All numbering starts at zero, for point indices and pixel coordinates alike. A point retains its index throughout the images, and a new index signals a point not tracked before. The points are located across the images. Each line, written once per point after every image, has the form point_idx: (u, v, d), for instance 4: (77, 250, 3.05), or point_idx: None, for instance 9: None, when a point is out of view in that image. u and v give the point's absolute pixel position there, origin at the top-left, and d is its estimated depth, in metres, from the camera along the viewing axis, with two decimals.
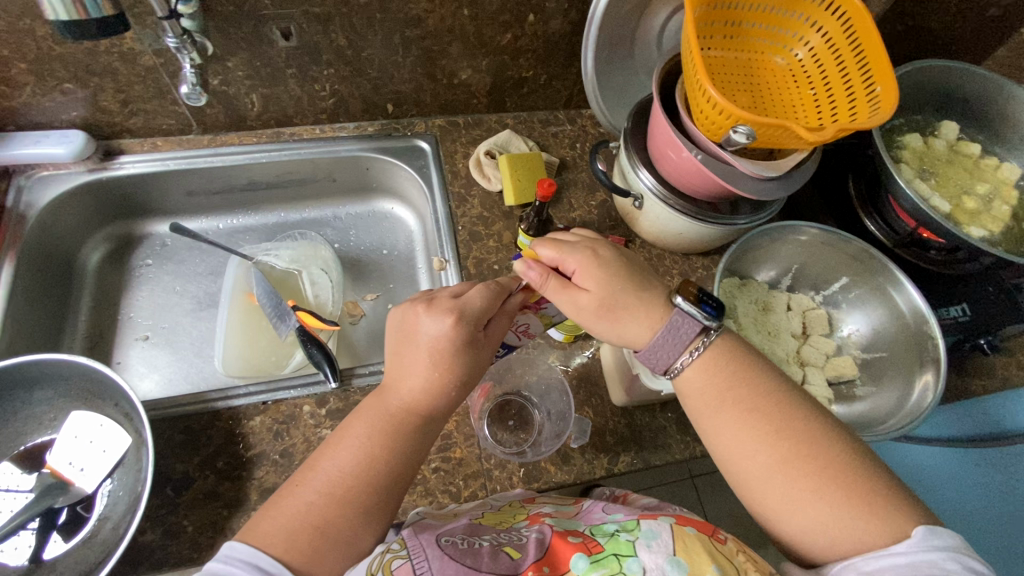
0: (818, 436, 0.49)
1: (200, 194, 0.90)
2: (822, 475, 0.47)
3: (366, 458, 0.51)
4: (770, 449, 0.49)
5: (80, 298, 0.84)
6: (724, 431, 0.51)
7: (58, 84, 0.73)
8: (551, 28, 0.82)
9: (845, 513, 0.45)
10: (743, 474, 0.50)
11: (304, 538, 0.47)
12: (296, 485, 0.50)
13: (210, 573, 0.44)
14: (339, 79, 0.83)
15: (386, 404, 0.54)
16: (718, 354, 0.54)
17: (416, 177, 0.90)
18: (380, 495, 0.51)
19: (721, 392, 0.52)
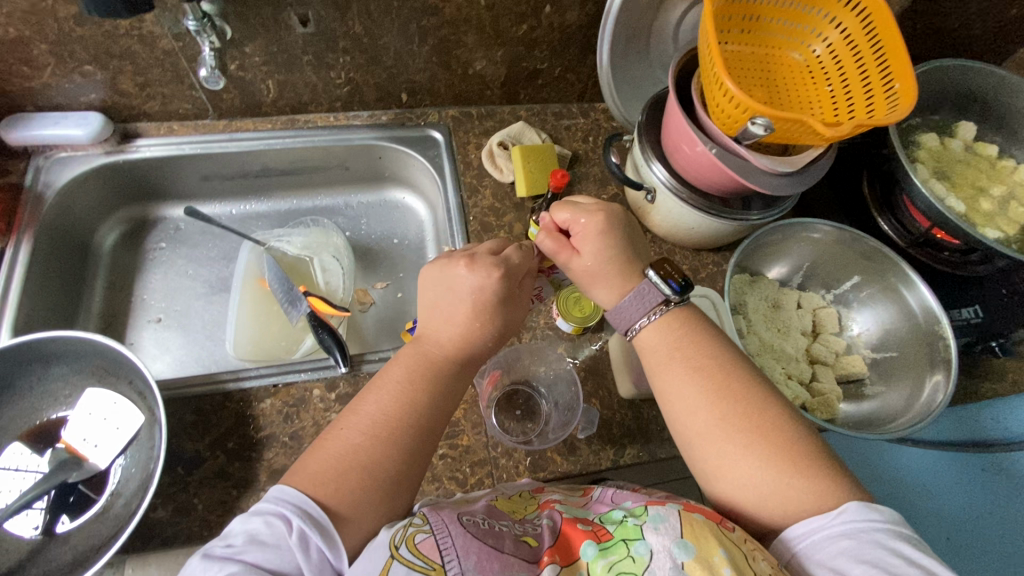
0: (759, 400, 0.51)
1: (215, 178, 0.90)
2: (759, 435, 0.49)
3: (406, 402, 0.53)
4: (712, 407, 0.51)
5: (95, 278, 0.86)
6: (672, 390, 0.53)
7: (78, 65, 0.74)
8: (568, 20, 0.82)
9: (773, 471, 0.47)
10: (688, 430, 0.52)
11: (350, 479, 0.48)
12: (335, 430, 0.51)
13: (261, 511, 0.45)
14: (355, 66, 0.83)
15: (424, 354, 0.56)
16: (678, 318, 0.56)
17: (429, 166, 0.90)
18: (421, 438, 0.52)
19: (672, 352, 0.55)
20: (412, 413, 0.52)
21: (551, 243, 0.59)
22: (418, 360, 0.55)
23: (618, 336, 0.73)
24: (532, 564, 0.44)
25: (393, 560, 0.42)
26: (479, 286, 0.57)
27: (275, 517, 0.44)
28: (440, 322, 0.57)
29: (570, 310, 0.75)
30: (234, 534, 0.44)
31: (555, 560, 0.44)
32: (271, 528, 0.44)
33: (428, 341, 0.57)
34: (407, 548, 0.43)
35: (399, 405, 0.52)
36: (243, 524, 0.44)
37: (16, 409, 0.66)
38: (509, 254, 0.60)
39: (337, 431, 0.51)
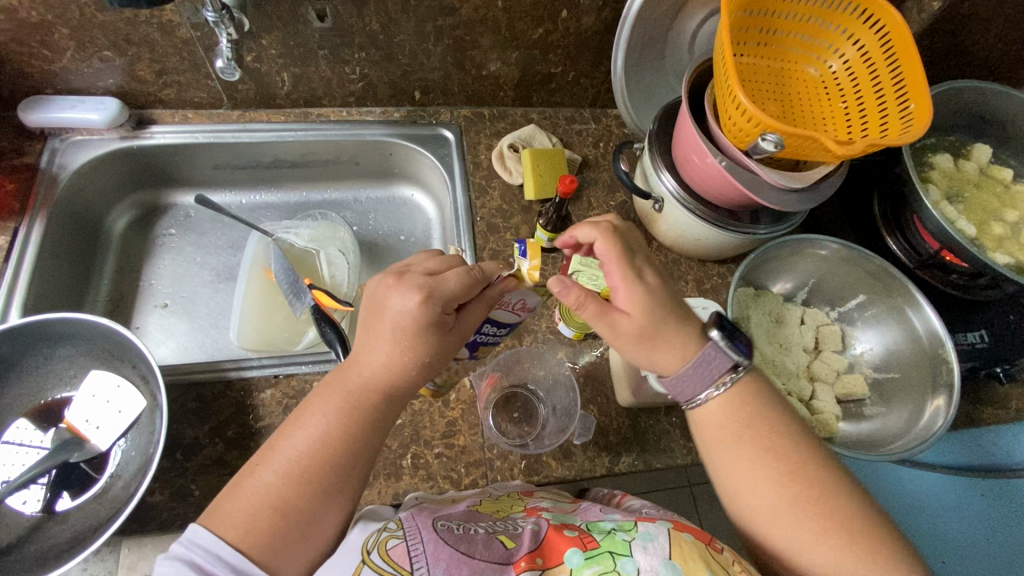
0: (828, 485, 0.50)
1: (226, 167, 0.91)
2: (831, 523, 0.48)
3: (329, 440, 0.50)
4: (777, 493, 0.50)
5: (104, 261, 0.86)
6: (737, 472, 0.52)
7: (98, 50, 0.75)
8: (584, 25, 0.82)
9: (842, 555, 0.47)
10: (754, 513, 0.51)
11: (267, 526, 0.46)
12: (254, 470, 0.49)
13: (174, 555, 0.44)
14: (370, 62, 0.83)
15: (348, 387, 0.52)
16: (741, 397, 0.53)
17: (438, 165, 0.90)
18: (341, 477, 0.49)
19: (738, 430, 0.52)
20: (338, 455, 0.50)
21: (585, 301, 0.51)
22: (344, 394, 0.51)
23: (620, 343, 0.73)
24: (505, 565, 0.45)
25: (364, 564, 0.45)
26: (418, 317, 0.50)
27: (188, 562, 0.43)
28: (367, 349, 0.51)
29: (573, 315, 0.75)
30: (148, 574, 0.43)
31: (536, 565, 0.45)
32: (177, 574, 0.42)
33: (356, 370, 0.52)
34: (378, 554, 0.45)
35: (319, 447, 0.50)
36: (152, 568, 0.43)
37: (22, 387, 0.66)
38: (451, 280, 0.51)
39: (253, 473, 0.49)
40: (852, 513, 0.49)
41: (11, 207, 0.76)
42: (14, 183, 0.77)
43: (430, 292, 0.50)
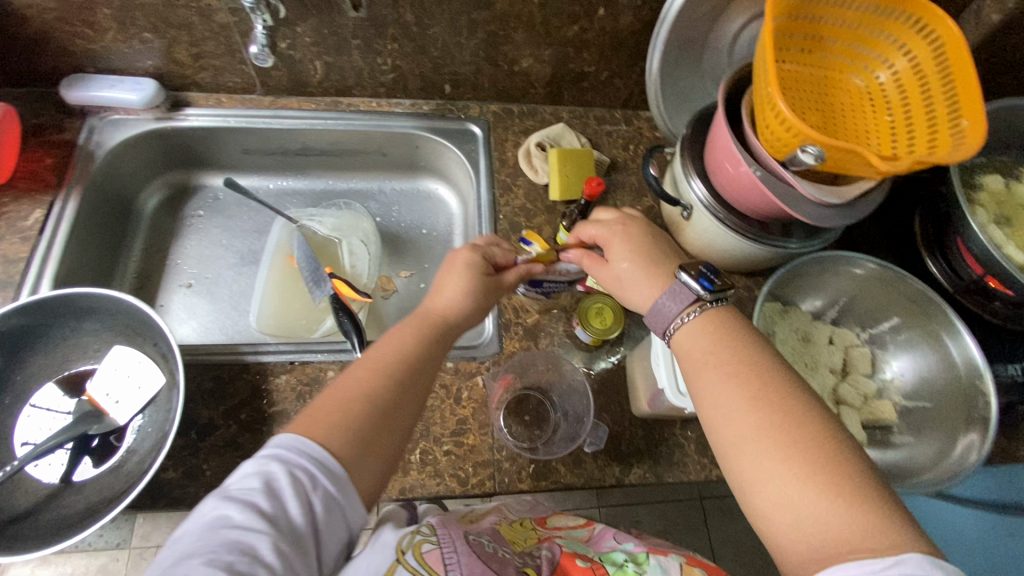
0: (808, 418, 0.45)
1: (256, 152, 0.92)
2: (803, 457, 0.43)
3: (406, 354, 0.56)
4: (751, 417, 0.46)
5: (134, 238, 0.88)
6: (714, 394, 0.49)
7: (138, 32, 0.76)
8: (621, 24, 0.80)
9: (810, 489, 0.41)
10: (725, 438, 0.47)
11: (356, 425, 0.49)
12: (339, 382, 0.52)
13: (282, 458, 0.45)
14: (402, 54, 0.83)
15: (420, 317, 0.60)
16: (720, 319, 0.53)
17: (464, 160, 0.90)
18: (413, 390, 0.54)
19: (714, 348, 0.51)
20: (414, 368, 0.55)
21: (582, 258, 0.63)
22: (416, 321, 0.59)
23: (639, 353, 0.71)
24: None
25: (399, 564, 0.43)
26: (472, 258, 0.62)
27: (298, 470, 0.44)
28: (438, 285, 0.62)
29: (591, 321, 0.73)
30: (253, 474, 0.44)
31: None
32: (292, 480, 0.44)
33: (429, 306, 0.61)
34: (413, 555, 0.44)
35: (398, 360, 0.55)
36: (263, 466, 0.44)
37: (48, 358, 0.68)
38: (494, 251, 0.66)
39: (338, 384, 0.52)
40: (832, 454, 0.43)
41: (49, 182, 0.78)
42: (53, 158, 0.80)
43: (479, 247, 0.64)
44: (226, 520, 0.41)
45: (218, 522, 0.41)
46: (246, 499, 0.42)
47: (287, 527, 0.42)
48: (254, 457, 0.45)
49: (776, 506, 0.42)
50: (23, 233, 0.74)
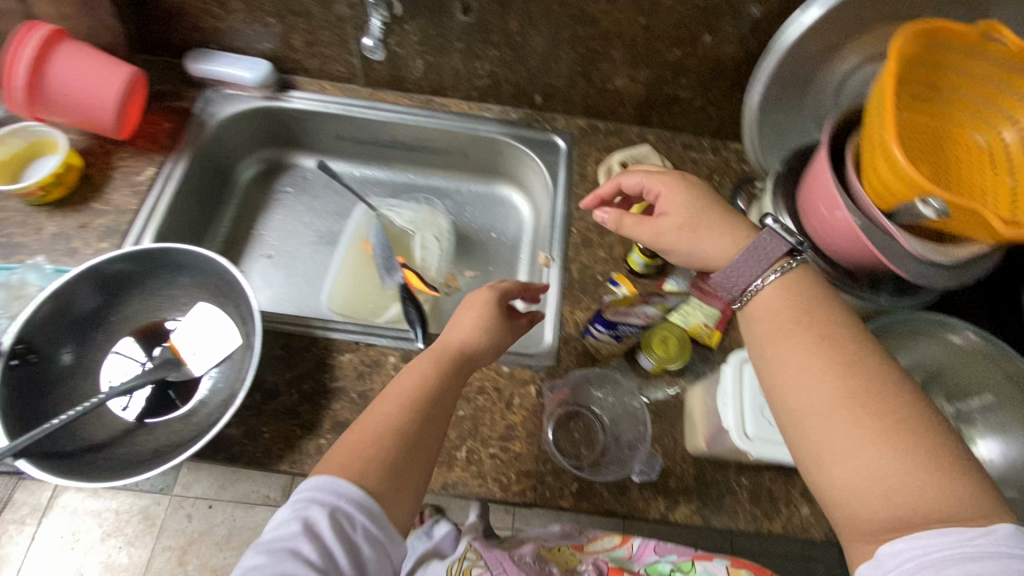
0: (883, 380, 0.49)
1: (347, 140, 0.97)
2: (883, 420, 0.46)
3: (428, 388, 0.58)
4: (831, 383, 0.49)
5: (228, 205, 0.94)
6: (792, 362, 0.52)
7: (263, 16, 0.82)
8: (723, 54, 0.79)
9: (887, 448, 0.45)
10: (800, 403, 0.50)
11: (388, 466, 0.52)
12: (366, 417, 0.56)
13: (318, 501, 0.47)
14: (500, 61, 0.85)
15: (434, 352, 0.62)
16: (798, 284, 0.56)
17: (544, 170, 0.91)
18: (435, 419, 0.57)
19: (794, 319, 0.54)
20: (435, 400, 0.58)
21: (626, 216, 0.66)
22: (431, 354, 0.61)
23: (701, 387, 0.69)
24: None
25: None
26: (494, 296, 0.65)
27: (332, 514, 0.47)
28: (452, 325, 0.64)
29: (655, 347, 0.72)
30: (296, 514, 0.47)
31: None
32: (334, 522, 0.47)
33: (443, 341, 0.63)
34: None
35: (419, 392, 0.57)
36: (303, 510, 0.47)
37: (141, 304, 0.73)
38: (509, 285, 0.68)
39: (361, 420, 0.56)
40: (908, 416, 0.46)
41: (164, 144, 0.84)
42: (170, 123, 0.86)
43: (497, 286, 0.67)
44: (269, 566, 0.44)
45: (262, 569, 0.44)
46: (289, 542, 0.45)
47: (332, 565, 0.45)
48: (290, 500, 0.48)
49: (859, 466, 0.45)
50: (135, 187, 0.80)
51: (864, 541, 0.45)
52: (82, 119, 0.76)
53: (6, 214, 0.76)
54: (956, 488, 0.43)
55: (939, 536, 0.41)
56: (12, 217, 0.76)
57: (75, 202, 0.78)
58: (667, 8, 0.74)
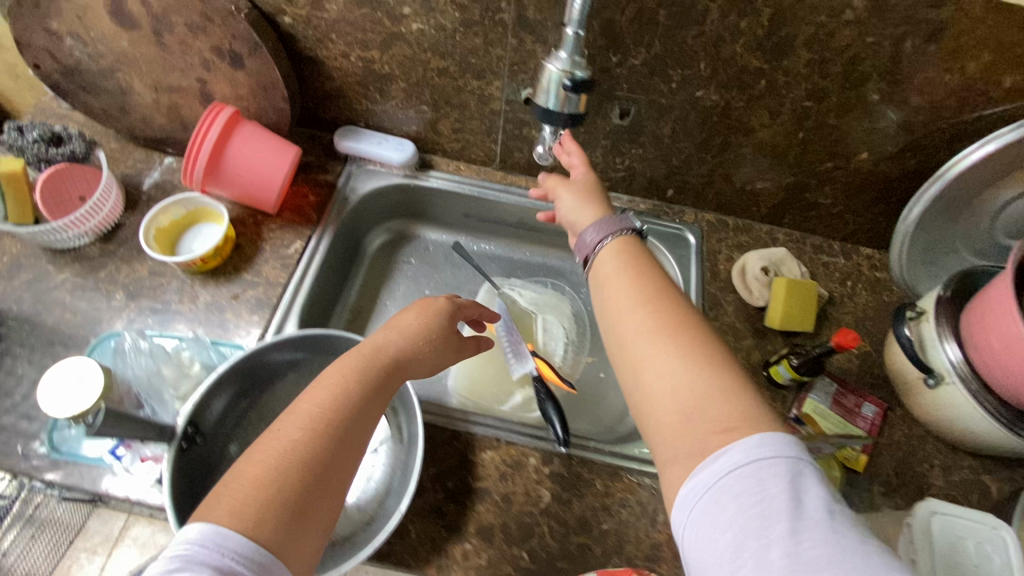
0: (680, 311, 0.53)
1: (473, 217, 0.98)
2: (680, 343, 0.50)
3: (343, 400, 0.52)
4: (644, 321, 0.53)
5: (356, 274, 0.96)
6: (622, 304, 0.55)
7: (418, 104, 0.85)
8: (877, 170, 0.79)
9: (690, 369, 0.48)
10: (624, 339, 0.53)
11: (289, 478, 0.45)
12: (269, 437, 0.48)
13: (195, 562, 0.38)
14: (642, 158, 0.86)
15: (360, 354, 0.57)
16: (630, 246, 0.60)
17: (674, 264, 0.90)
18: (360, 430, 0.51)
19: (625, 271, 0.58)
20: (358, 407, 0.52)
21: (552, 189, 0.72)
22: (362, 359, 0.56)
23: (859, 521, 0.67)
24: None
25: None
26: (449, 307, 0.67)
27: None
28: (388, 334, 0.61)
29: None
30: None
31: None
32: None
33: (375, 346, 0.59)
34: None
35: (338, 396, 0.52)
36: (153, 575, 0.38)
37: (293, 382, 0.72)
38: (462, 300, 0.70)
39: (267, 437, 0.48)
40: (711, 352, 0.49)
41: (310, 218, 0.87)
42: (316, 196, 0.89)
43: (454, 300, 0.69)
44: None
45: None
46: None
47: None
48: (164, 557, 0.39)
49: (661, 383, 0.49)
50: (284, 260, 0.83)
51: (676, 460, 0.45)
52: (251, 191, 0.81)
53: (165, 281, 0.79)
54: (764, 415, 0.45)
55: (745, 447, 0.41)
56: (171, 285, 0.79)
57: (227, 272, 0.81)
58: (830, 127, 0.74)
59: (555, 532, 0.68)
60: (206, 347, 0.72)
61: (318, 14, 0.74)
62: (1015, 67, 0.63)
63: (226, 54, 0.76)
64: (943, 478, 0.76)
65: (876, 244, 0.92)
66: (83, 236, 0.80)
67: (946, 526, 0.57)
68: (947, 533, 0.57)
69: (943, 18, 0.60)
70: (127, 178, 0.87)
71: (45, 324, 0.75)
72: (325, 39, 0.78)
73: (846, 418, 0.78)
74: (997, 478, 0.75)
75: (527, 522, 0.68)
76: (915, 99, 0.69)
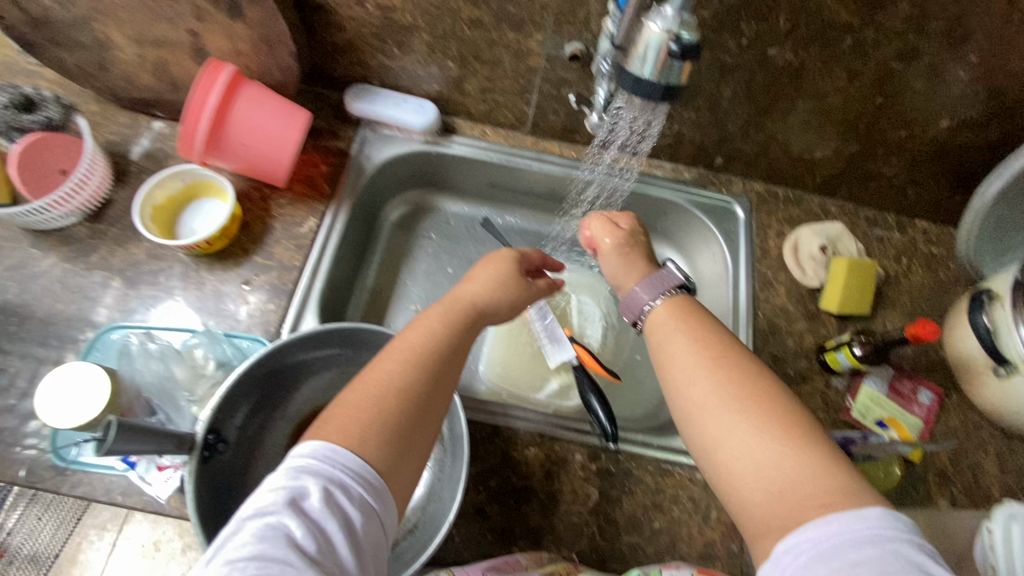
0: (738, 366, 0.48)
1: (499, 187, 0.90)
2: (749, 407, 0.44)
3: (435, 342, 0.50)
4: (701, 378, 0.47)
5: (373, 251, 0.88)
6: (675, 359, 0.50)
7: (443, 59, 0.75)
8: (955, 138, 0.72)
9: (765, 439, 0.43)
10: (680, 400, 0.48)
11: (389, 414, 0.44)
12: (367, 373, 0.47)
13: (312, 471, 0.40)
14: (693, 123, 0.77)
15: (450, 303, 0.55)
16: (681, 302, 0.55)
17: (720, 240, 0.83)
18: (452, 377, 0.50)
19: (675, 321, 0.53)
20: (450, 354, 0.51)
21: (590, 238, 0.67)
22: (446, 305, 0.55)
23: (922, 516, 0.65)
24: None
25: None
26: (516, 254, 0.63)
27: (324, 488, 0.39)
28: (475, 280, 0.59)
29: (868, 469, 0.67)
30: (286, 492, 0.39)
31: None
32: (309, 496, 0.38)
33: (462, 295, 0.57)
34: None
35: (431, 342, 0.50)
36: (274, 480, 0.40)
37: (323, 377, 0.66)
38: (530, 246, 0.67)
39: (367, 374, 0.47)
40: (784, 416, 0.44)
41: (323, 191, 0.78)
42: (328, 165, 0.80)
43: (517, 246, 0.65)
44: (251, 548, 0.36)
45: (245, 551, 0.36)
46: (274, 521, 0.37)
47: (328, 547, 0.37)
48: (282, 466, 0.40)
49: (734, 456, 0.43)
50: (298, 240, 0.74)
51: (766, 536, 0.40)
52: (256, 163, 0.72)
53: (165, 265, 0.71)
54: (853, 487, 0.39)
55: (849, 520, 0.37)
56: (174, 270, 0.71)
57: (235, 253, 0.73)
58: (909, 91, 0.67)
59: (605, 532, 0.65)
60: (219, 340, 0.64)
61: None
62: None
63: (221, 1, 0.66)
64: (998, 466, 0.72)
65: (934, 218, 0.86)
66: (69, 215, 0.71)
67: None
68: None
69: None
70: (113, 145, 0.78)
71: (34, 315, 0.67)
72: None
73: (902, 405, 0.74)
74: None
75: (576, 522, 0.64)
76: (1015, 63, 0.61)
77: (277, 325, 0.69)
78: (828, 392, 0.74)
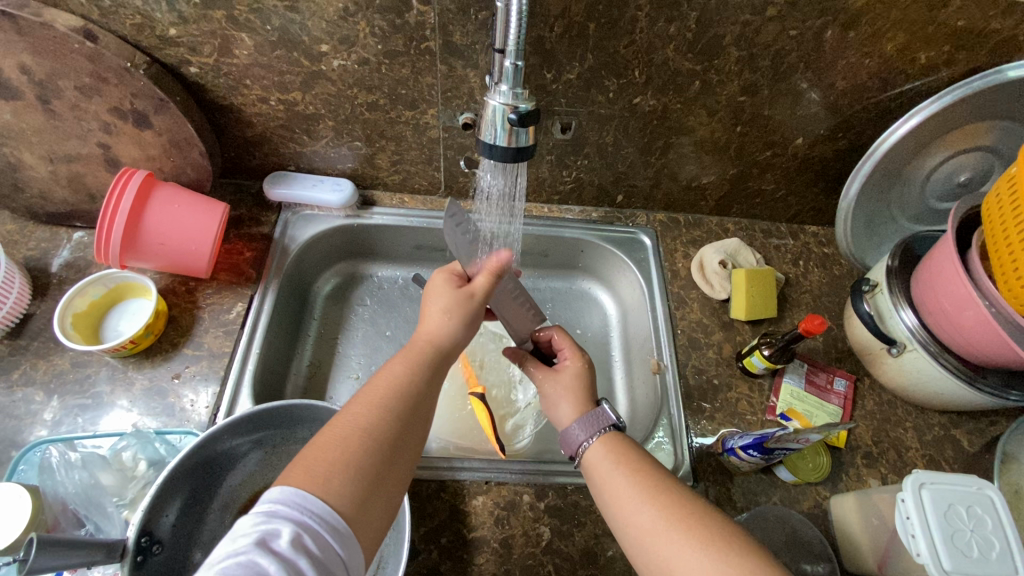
0: (678, 492, 0.52)
1: (425, 248, 0.94)
2: (689, 528, 0.48)
3: (404, 386, 0.54)
4: (648, 506, 0.51)
5: (309, 326, 0.89)
6: (619, 495, 0.54)
7: (351, 140, 0.80)
8: (814, 151, 0.81)
9: (706, 554, 0.46)
10: (634, 531, 0.51)
11: (358, 459, 0.48)
12: (337, 418, 0.51)
13: (282, 517, 0.42)
14: (588, 168, 0.85)
15: (414, 346, 0.59)
16: (615, 440, 0.59)
17: (634, 268, 0.89)
18: (417, 420, 0.54)
19: (614, 460, 0.56)
20: (417, 397, 0.54)
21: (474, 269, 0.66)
22: (409, 353, 0.58)
23: (852, 499, 0.68)
24: None
25: None
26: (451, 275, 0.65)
27: (294, 530, 0.42)
28: (429, 316, 0.61)
29: (797, 462, 0.72)
30: (256, 531, 0.41)
31: None
32: (281, 536, 0.41)
33: (422, 336, 0.60)
34: None
35: (396, 390, 0.54)
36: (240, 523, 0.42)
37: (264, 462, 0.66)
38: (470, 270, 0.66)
39: (337, 420, 0.51)
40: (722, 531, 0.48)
41: (249, 275, 0.80)
42: (253, 251, 0.83)
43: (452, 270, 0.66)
44: None
45: None
46: (244, 560, 0.39)
47: None
48: (249, 513, 0.43)
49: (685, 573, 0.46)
50: (226, 326, 0.76)
51: None
52: (179, 259, 0.74)
53: (91, 372, 0.71)
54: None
55: None
56: (101, 374, 0.71)
57: (164, 349, 0.73)
58: (763, 117, 0.76)
59: (562, 570, 0.65)
60: (150, 439, 0.64)
61: (227, 61, 0.69)
62: (927, 44, 0.67)
63: (128, 115, 0.70)
64: (917, 439, 0.77)
65: (820, 222, 0.95)
66: None
67: (935, 494, 0.58)
68: (938, 502, 0.57)
69: (856, 7, 0.63)
70: (31, 261, 0.78)
71: None
72: (239, 86, 0.72)
73: (820, 396, 0.79)
74: (967, 431, 0.78)
75: (531, 565, 0.65)
76: (839, 84, 0.72)
77: (212, 415, 0.69)
78: (753, 396, 0.79)
